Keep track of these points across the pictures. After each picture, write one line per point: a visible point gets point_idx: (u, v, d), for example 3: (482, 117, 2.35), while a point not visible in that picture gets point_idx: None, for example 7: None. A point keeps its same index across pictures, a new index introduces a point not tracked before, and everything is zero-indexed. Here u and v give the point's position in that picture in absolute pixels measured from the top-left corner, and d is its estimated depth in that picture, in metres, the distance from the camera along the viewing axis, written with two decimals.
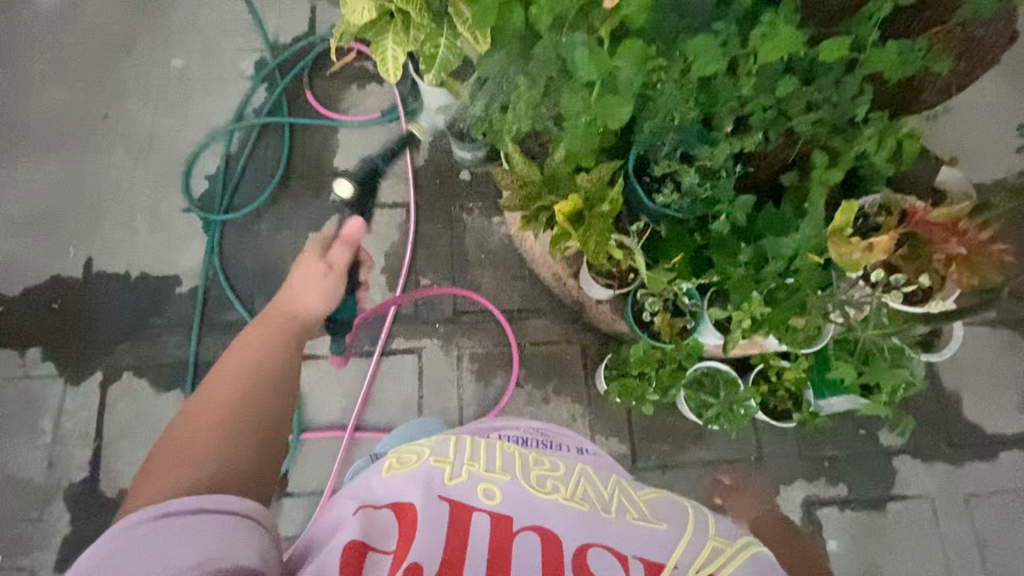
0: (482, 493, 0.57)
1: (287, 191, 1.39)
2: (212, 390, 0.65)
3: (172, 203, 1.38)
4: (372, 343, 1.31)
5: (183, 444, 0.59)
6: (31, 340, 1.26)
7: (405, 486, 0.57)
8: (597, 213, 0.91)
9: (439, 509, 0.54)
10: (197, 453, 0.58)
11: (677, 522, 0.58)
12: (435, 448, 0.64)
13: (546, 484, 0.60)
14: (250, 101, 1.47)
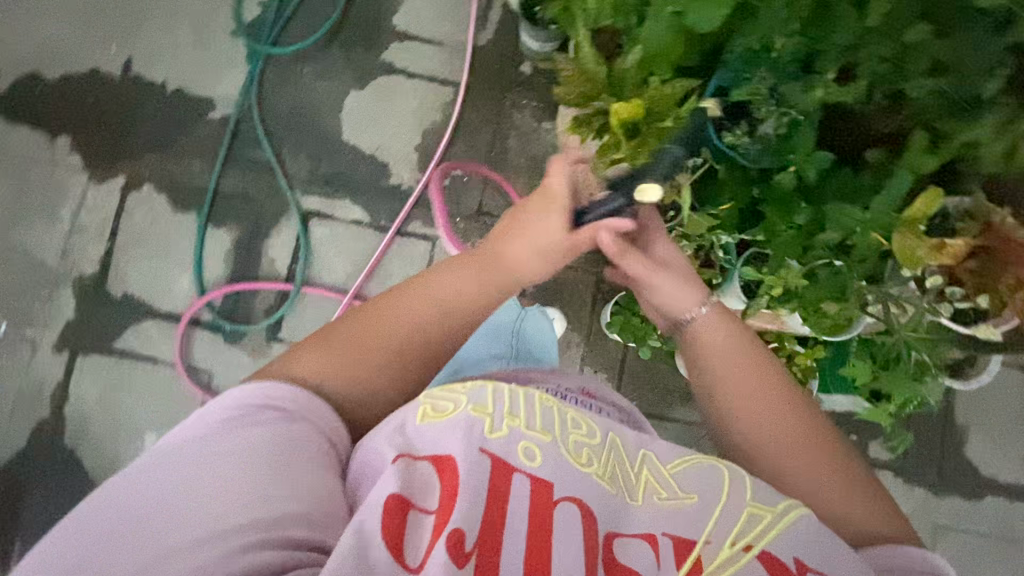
0: (522, 453, 0.55)
1: (339, 38, 1.31)
2: (424, 306, 0.71)
3: (219, 21, 1.30)
4: (388, 220, 1.26)
5: (369, 337, 0.67)
6: (61, 128, 1.25)
7: (445, 437, 0.55)
8: (656, 129, 0.82)
9: (482, 467, 0.53)
10: (365, 361, 0.66)
11: (712, 492, 0.57)
12: (471, 394, 0.60)
13: (583, 453, 0.57)
14: None
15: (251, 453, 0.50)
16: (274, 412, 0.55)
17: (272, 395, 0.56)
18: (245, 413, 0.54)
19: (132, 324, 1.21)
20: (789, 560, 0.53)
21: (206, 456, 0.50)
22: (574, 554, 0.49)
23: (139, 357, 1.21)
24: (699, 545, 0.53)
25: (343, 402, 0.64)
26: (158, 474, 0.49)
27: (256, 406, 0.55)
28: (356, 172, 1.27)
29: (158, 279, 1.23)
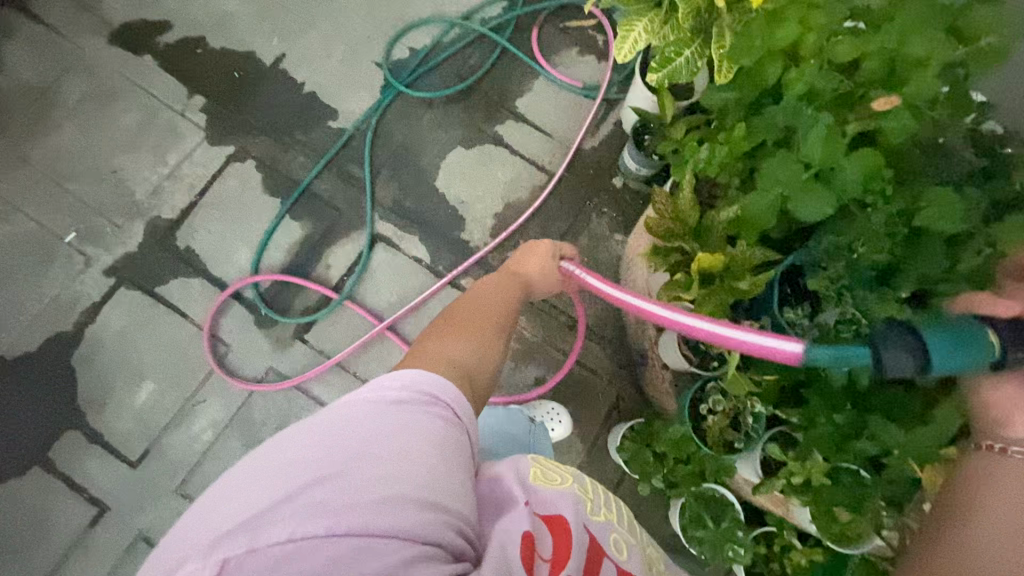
0: (612, 542, 0.60)
1: (464, 101, 1.43)
2: (489, 311, 0.79)
3: (370, 50, 1.45)
4: (446, 268, 1.31)
5: (453, 328, 0.73)
6: (202, 89, 1.38)
7: (557, 501, 0.59)
8: (730, 284, 0.86)
9: (585, 539, 0.57)
10: (461, 342, 0.68)
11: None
12: (575, 476, 0.66)
13: (638, 555, 0.63)
14: (485, 8, 1.51)
15: (428, 461, 0.50)
16: (433, 412, 0.55)
17: (427, 386, 0.56)
18: (411, 410, 0.53)
19: (182, 276, 1.26)
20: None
21: (380, 450, 0.49)
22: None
23: (175, 308, 1.25)
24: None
25: (452, 354, 0.66)
26: (346, 443, 0.49)
27: (419, 398, 0.55)
28: (434, 216, 1.35)
29: (224, 245, 1.29)
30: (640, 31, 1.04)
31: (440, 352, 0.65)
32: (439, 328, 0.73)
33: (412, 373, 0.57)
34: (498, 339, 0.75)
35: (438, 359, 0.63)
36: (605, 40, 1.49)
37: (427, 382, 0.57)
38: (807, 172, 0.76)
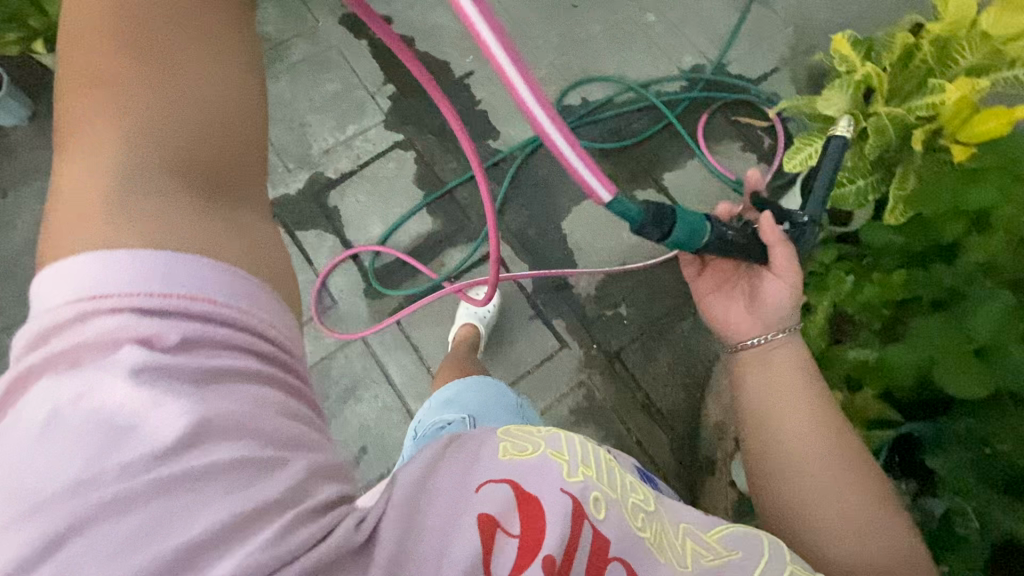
0: (597, 506, 0.48)
1: (615, 159, 1.49)
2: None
3: (547, 90, 1.56)
4: (543, 303, 1.35)
5: (118, 76, 0.41)
6: (394, 79, 1.55)
7: (523, 470, 0.48)
8: None
9: (557, 510, 0.46)
10: (149, 84, 0.41)
11: (750, 549, 0.57)
12: (545, 437, 0.51)
13: (641, 519, 0.52)
14: (664, 82, 1.57)
15: (191, 378, 0.36)
16: (180, 288, 0.37)
17: (172, 255, 0.38)
18: (130, 324, 0.36)
19: (320, 229, 1.40)
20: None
21: (108, 410, 0.35)
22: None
23: (304, 253, 1.39)
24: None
25: (132, 165, 0.40)
26: (49, 475, 0.33)
27: (142, 301, 0.37)
28: (551, 252, 1.39)
29: (363, 213, 1.42)
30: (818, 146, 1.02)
31: (132, 148, 0.41)
32: (75, 116, 0.41)
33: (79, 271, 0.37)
34: (253, 82, 0.46)
35: (193, 148, 0.42)
36: (771, 145, 1.50)
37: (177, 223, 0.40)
38: (968, 345, 0.71)
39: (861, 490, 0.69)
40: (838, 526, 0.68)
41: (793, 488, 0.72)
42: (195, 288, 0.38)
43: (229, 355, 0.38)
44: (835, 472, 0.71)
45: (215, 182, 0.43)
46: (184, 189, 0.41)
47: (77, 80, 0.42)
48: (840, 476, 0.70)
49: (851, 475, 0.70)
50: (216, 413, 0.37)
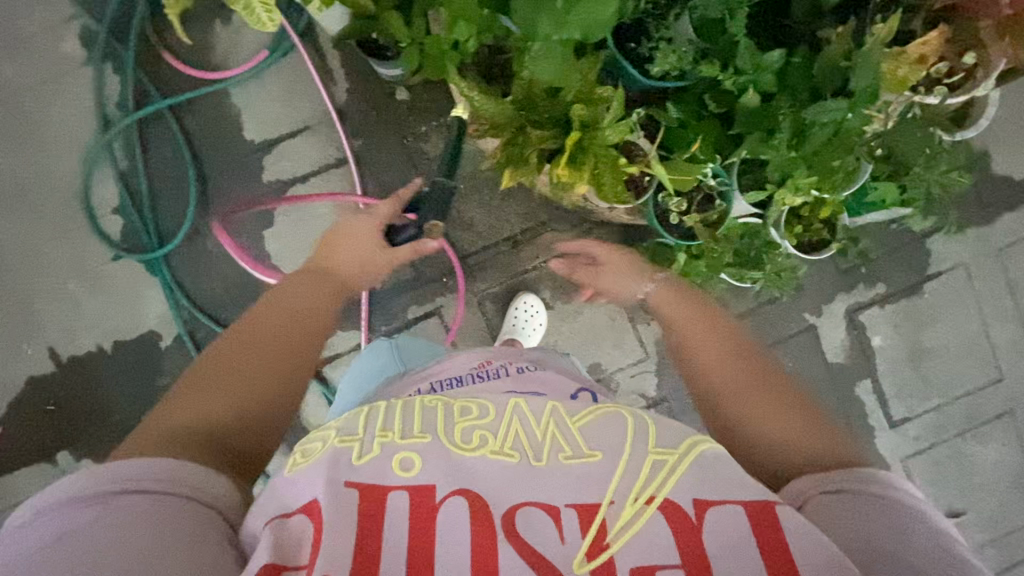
0: (398, 463, 0.50)
1: (215, 193, 1.17)
2: (292, 309, 0.70)
3: (94, 255, 1.17)
4: (386, 321, 1.23)
5: (255, 360, 0.63)
6: (52, 448, 1.18)
7: (312, 479, 0.49)
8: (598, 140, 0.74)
9: (350, 496, 0.47)
10: (259, 371, 0.63)
11: (616, 441, 0.52)
12: (341, 425, 0.54)
13: (471, 439, 0.52)
14: (105, 93, 1.14)
15: (133, 519, 0.45)
16: (165, 469, 0.49)
17: (172, 469, 0.49)
18: (119, 481, 0.47)
19: None
20: (688, 505, 0.48)
21: (86, 532, 0.44)
22: (460, 549, 0.45)
23: None
24: (603, 509, 0.47)
25: (204, 420, 0.57)
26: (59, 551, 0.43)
27: (124, 484, 0.47)
28: None
29: None
30: None
31: (211, 406, 0.58)
32: (193, 385, 0.60)
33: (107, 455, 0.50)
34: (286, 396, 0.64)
35: (261, 412, 0.61)
36: None
37: (161, 467, 0.49)
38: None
39: (784, 408, 0.63)
40: (766, 437, 0.61)
41: (725, 410, 0.65)
42: (167, 476, 0.49)
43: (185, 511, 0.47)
44: (753, 386, 0.65)
45: (245, 437, 0.59)
46: (189, 444, 0.54)
47: (195, 365, 0.63)
48: (756, 391, 0.65)
49: (766, 398, 0.64)
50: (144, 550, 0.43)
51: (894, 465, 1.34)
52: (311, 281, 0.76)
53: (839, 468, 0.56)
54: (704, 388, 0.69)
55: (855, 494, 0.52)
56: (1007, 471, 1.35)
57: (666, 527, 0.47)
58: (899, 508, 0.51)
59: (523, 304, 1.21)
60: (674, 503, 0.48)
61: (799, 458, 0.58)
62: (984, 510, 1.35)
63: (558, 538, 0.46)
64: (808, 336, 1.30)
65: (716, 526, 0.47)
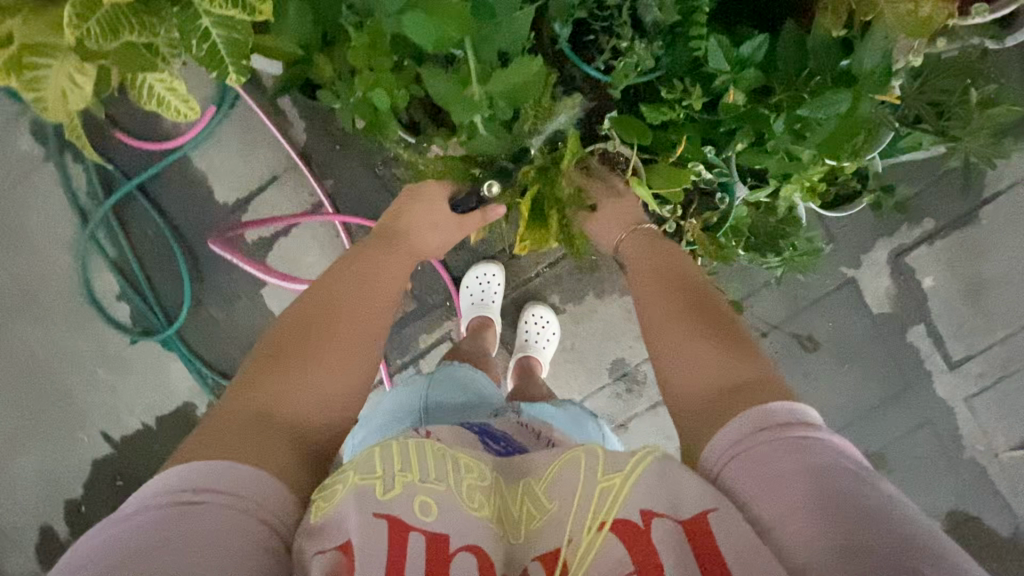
0: (418, 508, 0.45)
1: (206, 261, 1.16)
2: (371, 287, 0.67)
3: (112, 342, 1.19)
4: (401, 354, 1.19)
5: (342, 345, 0.60)
6: None
7: (344, 516, 0.44)
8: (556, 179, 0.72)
9: (378, 536, 0.43)
10: (347, 363, 0.59)
11: (571, 487, 0.48)
12: (359, 460, 0.47)
13: (474, 500, 0.47)
14: (74, 184, 1.13)
15: (197, 531, 0.41)
16: (228, 472, 0.45)
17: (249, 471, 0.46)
18: (186, 495, 0.43)
19: None
20: (636, 516, 0.45)
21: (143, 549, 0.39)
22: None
23: None
24: (563, 551, 0.45)
25: (294, 408, 0.54)
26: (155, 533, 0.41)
27: (193, 495, 0.43)
28: None
29: None
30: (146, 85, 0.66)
31: (300, 395, 0.55)
32: (275, 362, 0.57)
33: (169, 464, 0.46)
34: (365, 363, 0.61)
35: (342, 408, 0.58)
36: None
37: (246, 475, 0.46)
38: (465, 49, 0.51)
39: (716, 339, 0.59)
40: (686, 367, 0.58)
41: (654, 351, 0.62)
42: (236, 484, 0.45)
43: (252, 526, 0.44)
44: (688, 317, 0.61)
45: (329, 433, 0.56)
46: (280, 437, 0.51)
47: (270, 338, 0.59)
48: (687, 326, 0.60)
49: (711, 335, 0.59)
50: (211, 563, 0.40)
51: (956, 405, 1.25)
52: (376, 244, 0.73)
53: (753, 401, 0.51)
54: (641, 325, 0.65)
55: (755, 443, 0.48)
56: None
57: (619, 545, 0.44)
58: (809, 454, 0.46)
59: (532, 316, 1.16)
60: (624, 520, 0.45)
61: (711, 392, 0.55)
62: None
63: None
64: (848, 289, 1.19)
65: (669, 546, 0.43)
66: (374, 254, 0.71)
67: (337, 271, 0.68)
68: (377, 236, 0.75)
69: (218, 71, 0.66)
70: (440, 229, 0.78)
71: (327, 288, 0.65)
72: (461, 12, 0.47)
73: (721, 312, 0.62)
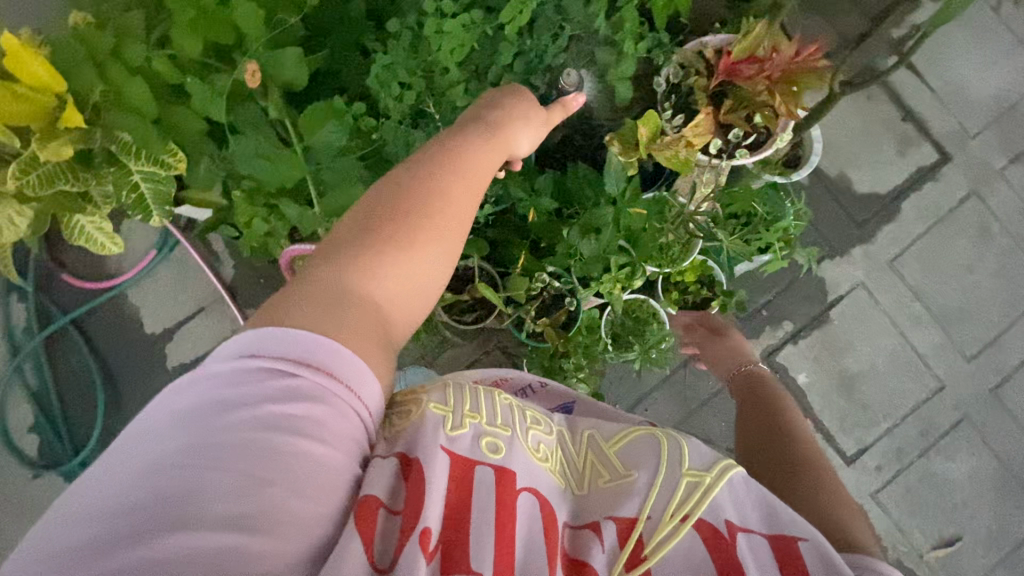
0: (486, 446, 0.49)
1: (123, 390, 1.22)
2: (470, 164, 0.59)
3: (18, 478, 1.20)
4: None
5: (438, 227, 0.53)
6: None
7: (421, 436, 0.47)
8: None
9: (441, 463, 0.46)
10: (437, 247, 0.53)
11: (649, 462, 0.54)
12: (433, 391, 0.52)
13: (539, 449, 0.54)
14: (11, 323, 1.22)
15: (280, 435, 0.40)
16: (302, 367, 0.43)
17: (301, 344, 0.44)
18: (250, 407, 0.41)
19: None
20: (721, 524, 0.50)
21: (216, 460, 0.39)
22: (535, 538, 0.47)
23: None
24: (640, 524, 0.50)
25: (384, 297, 0.50)
26: (226, 444, 0.39)
27: (244, 407, 0.41)
28: None
29: None
30: (87, 219, 0.86)
31: (394, 281, 0.50)
32: (371, 237, 0.51)
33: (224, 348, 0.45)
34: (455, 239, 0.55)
35: (427, 301, 0.54)
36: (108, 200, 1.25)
37: (321, 347, 0.44)
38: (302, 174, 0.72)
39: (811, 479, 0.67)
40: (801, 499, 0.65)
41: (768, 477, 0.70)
42: (321, 359, 0.44)
43: (334, 420, 0.43)
44: (786, 471, 0.69)
45: (413, 317, 0.53)
46: (365, 320, 0.48)
47: (363, 207, 0.54)
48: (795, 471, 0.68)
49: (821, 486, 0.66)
50: (287, 481, 0.39)
51: (865, 502, 1.27)
52: (482, 130, 0.62)
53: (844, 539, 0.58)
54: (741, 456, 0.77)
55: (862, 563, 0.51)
56: (986, 479, 1.28)
57: (700, 541, 0.49)
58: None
59: None
60: (708, 523, 0.50)
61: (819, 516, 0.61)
62: (979, 529, 1.27)
63: (602, 549, 0.49)
64: None
65: (749, 551, 0.49)
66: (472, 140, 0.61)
67: (437, 156, 0.58)
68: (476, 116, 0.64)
69: (144, 213, 0.83)
70: (532, 130, 0.69)
71: (410, 169, 0.57)
72: (293, 158, 0.70)
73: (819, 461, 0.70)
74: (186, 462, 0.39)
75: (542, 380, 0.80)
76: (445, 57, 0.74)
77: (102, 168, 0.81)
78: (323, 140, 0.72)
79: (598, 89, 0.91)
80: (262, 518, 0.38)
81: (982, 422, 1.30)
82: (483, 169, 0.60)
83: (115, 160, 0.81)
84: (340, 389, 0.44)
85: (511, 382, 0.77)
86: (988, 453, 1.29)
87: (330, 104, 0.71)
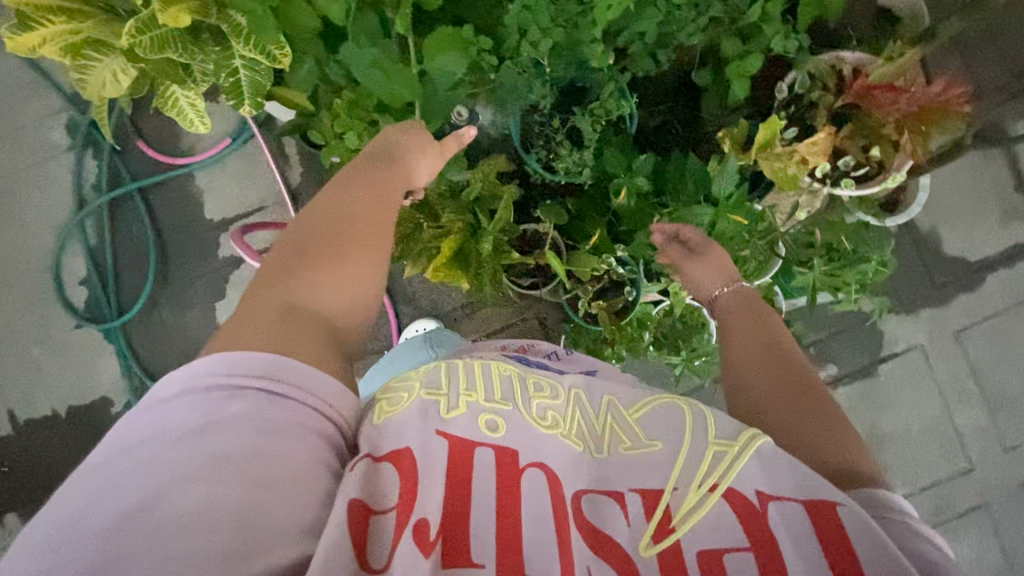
0: (484, 425, 0.49)
1: (172, 267, 1.25)
2: (379, 194, 0.65)
3: (60, 324, 1.25)
4: None
5: (352, 244, 0.59)
6: (7, 507, 1.23)
7: (404, 426, 0.47)
8: (485, 251, 0.82)
9: (439, 449, 0.46)
10: (357, 261, 0.59)
11: (674, 435, 0.51)
12: (425, 377, 0.53)
13: (546, 416, 0.52)
14: (82, 176, 1.25)
15: (238, 439, 0.41)
16: (250, 380, 0.45)
17: (253, 359, 0.46)
18: (204, 422, 0.42)
19: None
20: (750, 494, 0.47)
21: (183, 472, 0.39)
22: (543, 514, 0.45)
23: None
24: (665, 495, 0.47)
25: (317, 304, 0.54)
26: (192, 453, 0.40)
27: (201, 421, 0.42)
28: None
29: None
30: (184, 92, 0.85)
31: (322, 291, 0.55)
32: (302, 257, 0.57)
33: (170, 377, 0.45)
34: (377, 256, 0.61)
35: (358, 305, 0.59)
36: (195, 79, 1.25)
37: (267, 361, 0.46)
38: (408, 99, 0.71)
39: (841, 428, 0.56)
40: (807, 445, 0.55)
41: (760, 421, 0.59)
42: (272, 370, 0.46)
43: (288, 414, 0.44)
44: (780, 416, 0.58)
45: (356, 324, 0.59)
46: (306, 323, 0.52)
47: (286, 238, 0.59)
48: (792, 412, 0.58)
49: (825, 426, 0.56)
50: (261, 477, 0.40)
51: None
52: (383, 166, 0.67)
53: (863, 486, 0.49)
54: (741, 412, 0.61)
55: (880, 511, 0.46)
56: (986, 569, 1.25)
57: (731, 513, 0.46)
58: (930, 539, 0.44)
59: None
60: (738, 493, 0.47)
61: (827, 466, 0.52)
62: None
63: (626, 523, 0.46)
64: None
65: (783, 525, 0.45)
66: (374, 172, 0.66)
67: (339, 194, 0.63)
68: (375, 152, 0.69)
69: (236, 100, 0.81)
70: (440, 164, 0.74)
71: (314, 209, 0.62)
72: (409, 80, 0.68)
73: (824, 396, 0.59)
74: (155, 480, 0.39)
75: (568, 349, 0.78)
76: (599, 14, 0.70)
77: (206, 44, 0.81)
78: (444, 69, 0.70)
79: (712, 81, 0.85)
80: (245, 516, 0.38)
81: (1001, 514, 1.26)
82: (391, 195, 0.66)
83: (221, 39, 0.81)
84: (294, 389, 0.46)
85: (538, 348, 0.77)
86: (997, 545, 1.25)
87: (457, 32, 0.69)
